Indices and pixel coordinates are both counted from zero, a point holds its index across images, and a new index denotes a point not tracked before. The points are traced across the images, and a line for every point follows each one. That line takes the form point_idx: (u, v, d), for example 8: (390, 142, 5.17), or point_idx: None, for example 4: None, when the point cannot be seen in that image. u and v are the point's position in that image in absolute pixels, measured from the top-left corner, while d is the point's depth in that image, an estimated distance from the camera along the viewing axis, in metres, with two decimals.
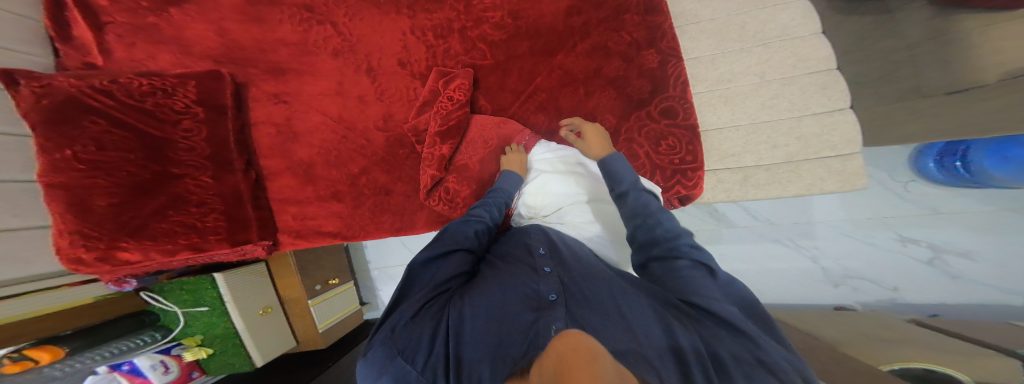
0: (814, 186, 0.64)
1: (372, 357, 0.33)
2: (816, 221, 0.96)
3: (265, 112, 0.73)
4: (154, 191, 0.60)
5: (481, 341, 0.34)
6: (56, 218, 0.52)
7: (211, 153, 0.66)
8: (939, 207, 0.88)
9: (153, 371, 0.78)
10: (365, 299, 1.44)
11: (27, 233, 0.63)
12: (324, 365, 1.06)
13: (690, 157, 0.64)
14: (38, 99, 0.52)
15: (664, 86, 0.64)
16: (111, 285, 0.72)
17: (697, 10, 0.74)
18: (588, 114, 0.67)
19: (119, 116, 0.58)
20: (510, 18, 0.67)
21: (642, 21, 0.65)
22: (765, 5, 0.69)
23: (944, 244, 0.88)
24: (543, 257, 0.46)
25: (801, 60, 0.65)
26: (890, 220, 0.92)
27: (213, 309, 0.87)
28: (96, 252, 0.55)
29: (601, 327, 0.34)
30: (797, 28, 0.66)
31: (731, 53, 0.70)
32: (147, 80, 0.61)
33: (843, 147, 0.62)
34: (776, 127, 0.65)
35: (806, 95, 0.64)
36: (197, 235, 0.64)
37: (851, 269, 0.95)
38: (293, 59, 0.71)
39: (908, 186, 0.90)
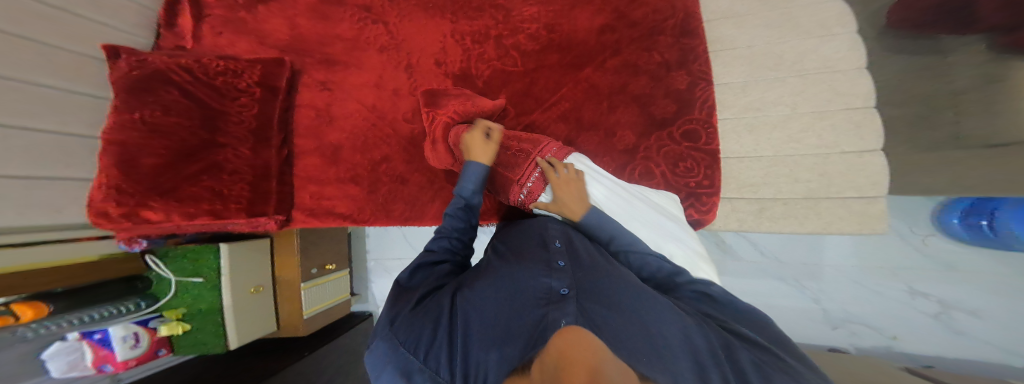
0: (832, 226, 0.64)
1: (378, 350, 0.39)
2: (825, 264, 1.03)
3: (309, 97, 0.80)
4: (195, 157, 0.67)
5: (485, 332, 0.38)
6: (103, 170, 0.61)
7: (254, 128, 0.73)
8: (957, 264, 0.92)
9: (123, 344, 0.77)
10: (356, 291, 1.56)
11: (67, 182, 0.68)
12: (300, 355, 1.06)
13: (706, 181, 0.70)
14: (133, 69, 0.66)
15: (691, 108, 0.69)
16: (121, 244, 0.75)
17: (735, 36, 0.72)
18: (609, 129, 0.73)
19: (190, 89, 0.68)
20: (545, 30, 0.75)
21: (675, 42, 0.70)
22: (808, 36, 0.65)
23: (956, 302, 0.91)
24: (557, 251, 0.50)
25: (838, 95, 0.62)
26: (899, 271, 0.97)
27: (207, 281, 0.89)
28: (124, 208, 0.62)
29: (612, 322, 0.35)
30: (840, 61, 0.61)
31: (763, 82, 0.69)
32: (224, 63, 0.72)
33: (870, 190, 0.60)
34: (800, 162, 0.66)
35: (838, 132, 0.62)
36: (220, 202, 0.69)
37: (852, 313, 1.01)
38: (345, 53, 0.80)
39: (926, 239, 0.94)
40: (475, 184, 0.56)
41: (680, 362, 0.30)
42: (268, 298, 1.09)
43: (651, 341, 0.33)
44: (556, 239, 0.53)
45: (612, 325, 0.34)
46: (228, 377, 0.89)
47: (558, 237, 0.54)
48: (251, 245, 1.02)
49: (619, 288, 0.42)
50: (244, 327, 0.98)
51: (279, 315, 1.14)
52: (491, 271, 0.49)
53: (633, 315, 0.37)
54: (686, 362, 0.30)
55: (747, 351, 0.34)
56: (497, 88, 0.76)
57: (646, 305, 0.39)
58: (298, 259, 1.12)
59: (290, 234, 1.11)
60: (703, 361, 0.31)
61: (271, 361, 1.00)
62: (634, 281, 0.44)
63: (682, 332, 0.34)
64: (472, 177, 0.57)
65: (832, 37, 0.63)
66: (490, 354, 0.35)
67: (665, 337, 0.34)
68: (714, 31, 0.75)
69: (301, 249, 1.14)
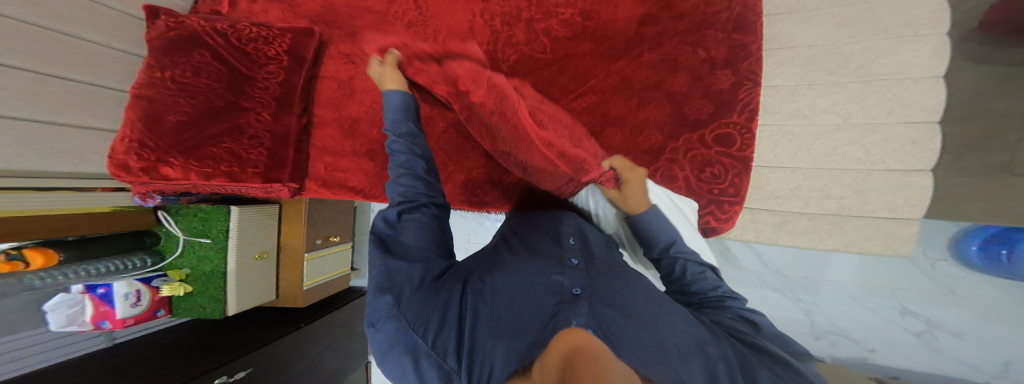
0: (854, 245, 0.64)
1: (384, 332, 0.37)
2: (825, 278, 1.00)
3: (334, 68, 0.82)
4: (219, 118, 0.68)
5: (495, 324, 0.37)
6: (129, 124, 0.62)
7: (278, 95, 0.74)
8: (957, 289, 0.88)
9: (123, 301, 0.76)
10: (358, 266, 1.56)
11: (92, 131, 0.70)
12: (297, 326, 1.06)
13: (732, 190, 0.68)
14: (170, 30, 0.68)
15: (729, 111, 0.66)
16: (135, 197, 0.75)
17: (796, 33, 0.67)
18: (636, 126, 0.73)
19: (221, 52, 0.69)
20: (580, 17, 0.73)
21: (726, 38, 0.66)
22: (888, 36, 0.58)
23: (943, 323, 0.87)
24: (571, 248, 0.49)
25: (903, 106, 0.56)
26: (899, 290, 0.92)
27: (214, 243, 0.91)
28: (145, 161, 0.63)
29: (621, 325, 0.34)
30: (915, 68, 0.55)
31: (819, 86, 0.64)
32: (255, 28, 0.73)
33: (904, 210, 0.58)
34: (838, 177, 0.62)
35: (889, 148, 0.58)
36: (236, 165, 0.69)
37: (837, 326, 0.97)
38: (373, 26, 0.80)
39: (936, 263, 0.89)
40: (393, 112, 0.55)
41: (685, 369, 0.29)
42: (270, 266, 1.09)
43: (661, 350, 0.31)
44: (570, 237, 0.52)
45: (619, 331, 0.33)
46: (222, 343, 0.89)
47: (574, 235, 0.53)
48: (261, 212, 1.02)
49: (635, 293, 0.41)
50: (245, 294, 0.98)
51: (279, 285, 1.14)
52: (503, 263, 0.48)
53: (642, 318, 0.36)
54: (699, 371, 0.28)
55: (765, 365, 0.31)
56: (522, 73, 0.77)
57: (658, 309, 0.37)
58: (304, 230, 1.12)
59: (299, 203, 1.11)
60: (713, 364, 0.29)
61: (269, 330, 1.00)
62: (650, 287, 0.43)
63: (694, 340, 0.32)
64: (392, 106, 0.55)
65: (916, 39, 0.55)
66: (499, 347, 0.34)
67: (679, 346, 0.32)
68: (774, 27, 0.70)
69: (307, 219, 1.13)
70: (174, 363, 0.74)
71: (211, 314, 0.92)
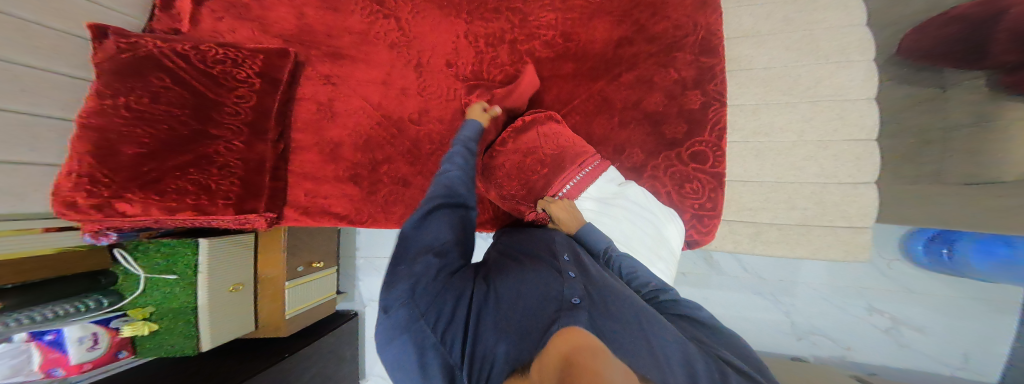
0: (819, 252, 0.69)
1: (394, 315, 0.36)
2: (799, 281, 1.08)
3: (312, 90, 0.78)
4: (183, 148, 0.63)
5: (498, 328, 0.36)
6: (76, 157, 0.55)
7: (251, 120, 0.69)
8: (912, 287, 1.00)
9: (78, 346, 0.71)
10: (342, 289, 1.49)
11: (31, 168, 0.63)
12: (282, 356, 0.99)
13: (710, 204, 0.72)
14: (121, 52, 0.62)
15: (700, 130, 0.70)
16: (87, 238, 0.67)
17: (753, 56, 0.72)
18: (618, 146, 0.75)
19: (184, 76, 0.64)
20: (561, 38, 0.74)
21: (694, 60, 0.69)
22: (826, 61, 0.65)
23: (905, 318, 1.01)
24: (567, 263, 0.48)
25: (844, 124, 0.63)
26: (866, 291, 1.04)
27: (182, 279, 0.83)
28: (96, 198, 0.57)
29: (618, 333, 0.33)
30: (852, 89, 0.62)
31: (774, 105, 0.70)
32: (222, 50, 0.68)
33: (856, 219, 0.64)
34: (799, 190, 0.68)
35: (839, 163, 0.64)
36: (205, 197, 0.64)
37: (817, 326, 1.08)
38: (352, 47, 0.77)
39: (892, 264, 1.02)
40: (471, 134, 0.60)
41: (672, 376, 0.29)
42: (246, 299, 1.01)
43: (654, 358, 0.30)
44: (565, 252, 0.51)
45: (618, 336, 0.33)
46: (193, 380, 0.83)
47: (566, 250, 0.52)
48: (236, 240, 0.95)
49: (625, 303, 0.40)
50: (220, 328, 0.91)
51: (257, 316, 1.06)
52: (506, 269, 0.46)
53: (633, 327, 0.36)
54: (683, 377, 0.29)
55: (736, 374, 0.31)
56: None
57: (646, 321, 0.37)
58: (285, 257, 1.07)
59: (277, 230, 1.05)
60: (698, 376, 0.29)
61: (248, 363, 0.94)
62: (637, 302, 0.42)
63: (681, 353, 0.32)
64: (468, 129, 0.60)
65: (848, 64, 0.63)
66: (500, 345, 0.33)
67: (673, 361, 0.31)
68: (734, 49, 0.74)
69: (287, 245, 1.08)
70: None
71: (182, 351, 0.85)
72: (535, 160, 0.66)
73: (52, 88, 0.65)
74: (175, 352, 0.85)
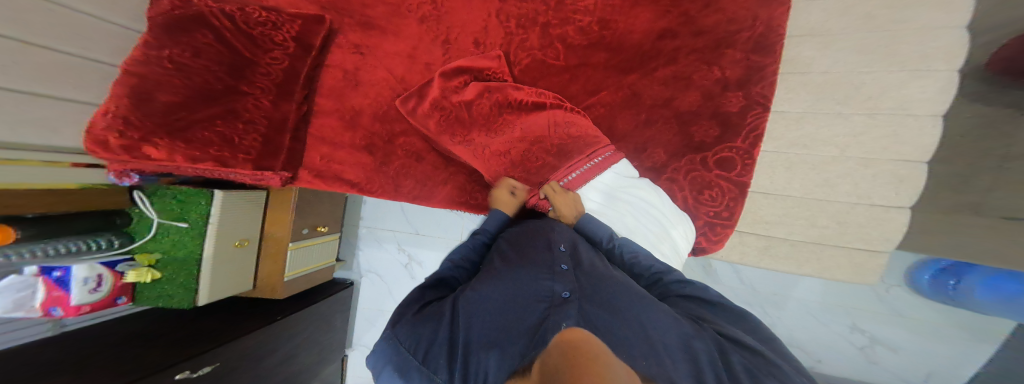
0: (825, 271, 0.73)
1: (379, 351, 0.39)
2: (791, 296, 1.10)
3: (341, 57, 0.79)
4: (215, 102, 0.66)
5: (482, 334, 0.37)
6: (117, 100, 0.58)
7: (280, 81, 0.72)
8: (903, 312, 1.01)
9: (82, 287, 0.70)
10: (342, 256, 1.49)
11: (70, 104, 0.66)
12: (272, 319, 0.98)
13: (726, 213, 0.72)
14: (177, 11, 0.67)
15: (733, 136, 0.70)
16: (112, 176, 0.70)
17: (814, 58, 0.69)
18: (640, 143, 0.75)
19: (226, 35, 0.68)
20: (598, 26, 0.73)
21: (743, 59, 0.68)
22: (901, 68, 0.61)
23: (883, 339, 1.03)
24: (561, 255, 0.50)
25: (896, 143, 0.62)
26: (854, 310, 1.05)
27: (192, 228, 0.84)
28: (126, 140, 0.58)
29: (613, 328, 0.34)
30: (917, 104, 0.60)
31: (826, 115, 0.68)
32: (265, 14, 0.72)
33: (877, 243, 0.68)
34: (825, 208, 0.70)
35: (877, 183, 0.65)
36: (228, 150, 0.66)
37: (795, 339, 1.10)
38: (384, 17, 0.78)
39: (890, 288, 1.01)
40: (495, 226, 0.62)
41: (677, 369, 0.29)
42: (250, 254, 1.03)
43: (655, 351, 0.31)
44: (560, 243, 0.53)
45: (612, 326, 0.35)
46: (191, 333, 0.83)
47: (563, 241, 0.54)
48: (247, 197, 0.98)
49: (620, 291, 0.41)
50: (219, 284, 0.92)
51: (257, 274, 1.08)
52: (494, 270, 0.48)
53: (630, 317, 0.36)
54: (688, 371, 0.29)
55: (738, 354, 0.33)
56: (533, 79, 0.76)
57: (644, 308, 0.38)
58: (292, 219, 1.07)
59: (289, 189, 1.06)
60: (701, 360, 0.30)
61: (241, 322, 0.93)
62: (633, 286, 0.43)
63: (679, 335, 0.34)
64: (494, 220, 0.62)
65: (928, 74, 0.59)
66: (493, 354, 0.33)
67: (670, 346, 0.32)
68: (795, 49, 0.71)
69: (296, 206, 1.08)
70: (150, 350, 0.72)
71: (179, 303, 0.85)
72: (545, 147, 0.67)
73: (96, 34, 0.69)
74: (171, 304, 0.85)
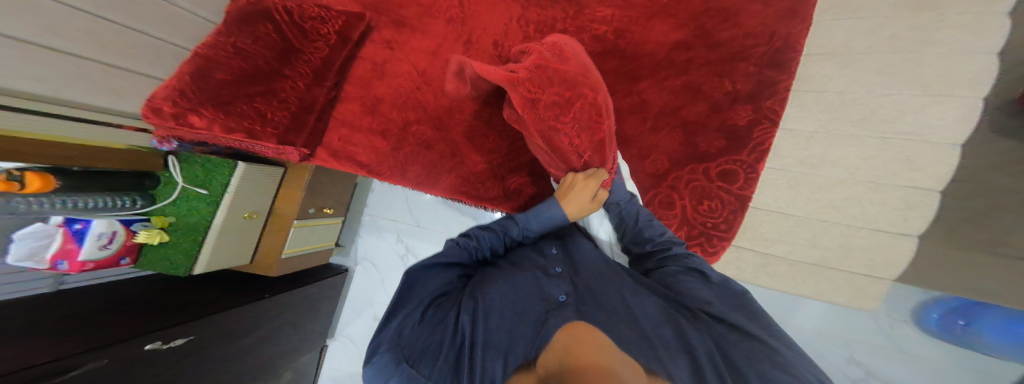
0: (823, 294, 0.69)
1: (378, 366, 0.36)
2: (789, 324, 0.97)
3: (372, 51, 0.88)
4: (260, 81, 0.73)
5: (494, 338, 0.38)
6: (179, 75, 0.67)
7: (317, 68, 0.80)
8: (905, 347, 0.88)
9: (94, 242, 0.72)
10: (342, 242, 1.49)
11: (143, 79, 0.76)
12: (260, 297, 0.97)
13: (724, 225, 0.71)
14: (246, 5, 0.79)
15: (740, 148, 0.69)
16: (154, 140, 0.77)
17: (831, 77, 0.67)
18: (644, 149, 0.78)
19: (281, 26, 0.78)
20: (613, 35, 0.77)
21: (757, 72, 0.69)
22: (923, 92, 0.58)
23: (881, 372, 0.91)
24: (554, 257, 0.52)
25: (911, 169, 0.58)
26: (852, 342, 0.93)
27: (210, 196, 0.90)
28: (177, 108, 0.65)
29: (611, 323, 0.37)
30: (935, 130, 0.56)
31: (837, 137, 0.66)
32: (316, 10, 0.82)
33: (881, 271, 0.63)
34: (829, 229, 0.66)
35: (884, 209, 0.60)
36: (260, 124, 0.72)
37: None
38: (416, 17, 0.86)
39: (895, 324, 0.88)
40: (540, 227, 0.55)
41: (676, 366, 0.31)
42: (256, 228, 1.06)
43: (652, 345, 0.34)
44: (552, 247, 0.55)
45: (611, 325, 0.36)
46: (182, 302, 0.83)
47: (554, 246, 0.56)
48: (267, 173, 1.02)
49: (614, 291, 0.44)
50: (218, 257, 0.94)
51: (259, 248, 1.10)
52: (490, 274, 0.48)
53: (627, 318, 0.39)
54: (686, 367, 0.31)
55: (732, 342, 0.34)
56: None
57: (638, 311, 0.40)
58: (301, 197, 1.09)
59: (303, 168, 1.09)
60: (697, 354, 0.33)
61: (232, 296, 0.93)
62: (625, 281, 0.47)
63: (676, 331, 0.37)
64: (541, 219, 0.55)
65: (946, 99, 0.55)
66: (500, 360, 0.35)
67: (668, 346, 0.35)
68: (810, 68, 0.70)
69: (306, 188, 1.10)
70: (147, 315, 0.73)
71: (177, 269, 0.88)
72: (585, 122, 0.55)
73: (180, 22, 0.80)
74: (170, 270, 0.87)
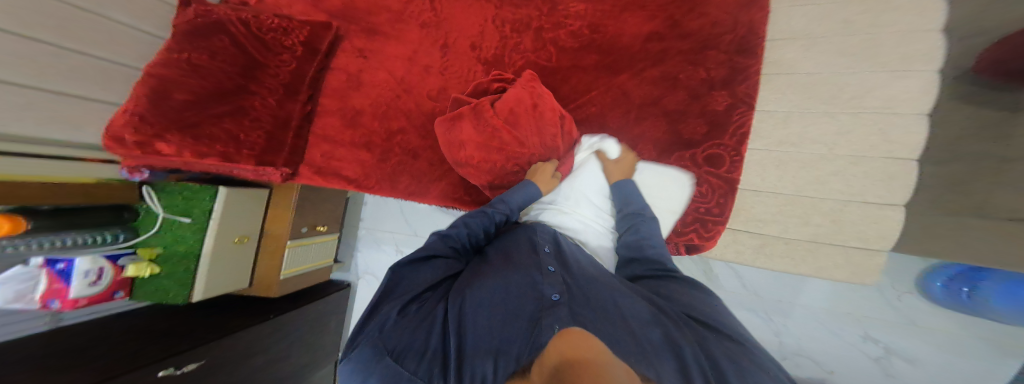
0: (823, 272, 0.67)
1: (360, 357, 0.36)
2: (797, 303, 1.07)
3: (345, 61, 0.85)
4: (225, 100, 0.70)
5: (479, 341, 0.38)
6: (134, 99, 0.63)
7: (287, 82, 0.77)
8: (918, 321, 0.96)
9: (83, 279, 0.70)
10: (341, 258, 1.50)
11: (90, 104, 0.70)
12: (266, 317, 0.99)
13: (717, 209, 0.71)
14: (196, 17, 0.72)
15: (721, 132, 0.70)
16: (124, 170, 0.74)
17: (797, 60, 0.70)
18: (631, 140, 0.76)
19: (240, 38, 0.73)
20: (589, 29, 0.77)
21: (727, 59, 0.70)
22: (882, 69, 0.61)
23: (899, 349, 0.98)
24: (547, 256, 0.52)
25: (889, 142, 0.59)
26: (865, 319, 1.01)
27: (194, 223, 0.87)
28: (139, 136, 0.62)
29: (598, 326, 0.37)
30: (903, 102, 0.59)
31: (810, 114, 0.67)
32: (276, 21, 0.78)
33: (876, 242, 0.61)
34: (818, 205, 0.66)
35: (868, 180, 0.61)
36: (233, 146, 0.69)
37: (800, 348, 1.06)
38: (388, 25, 0.84)
39: (902, 296, 0.97)
40: (521, 201, 0.61)
41: (662, 362, 0.31)
42: (249, 250, 1.05)
43: (638, 344, 0.34)
44: (546, 245, 0.55)
45: (599, 329, 0.36)
46: (175, 330, 0.82)
47: (549, 244, 0.56)
48: (252, 194, 1.01)
49: (602, 293, 0.44)
50: (214, 281, 0.93)
51: (256, 270, 1.10)
52: (479, 272, 0.49)
53: (613, 319, 0.39)
54: (672, 366, 0.31)
55: (719, 342, 0.35)
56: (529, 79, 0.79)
57: (626, 313, 0.40)
58: (291, 216, 1.09)
59: (290, 187, 1.09)
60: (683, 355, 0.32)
61: (231, 321, 0.92)
62: (612, 282, 0.47)
63: (661, 333, 0.36)
64: (523, 196, 0.62)
65: (908, 74, 0.59)
66: (486, 361, 0.34)
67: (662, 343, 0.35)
68: (778, 51, 0.72)
69: (297, 205, 1.11)
70: (143, 345, 0.72)
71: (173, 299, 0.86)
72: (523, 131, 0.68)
73: (122, 40, 0.74)
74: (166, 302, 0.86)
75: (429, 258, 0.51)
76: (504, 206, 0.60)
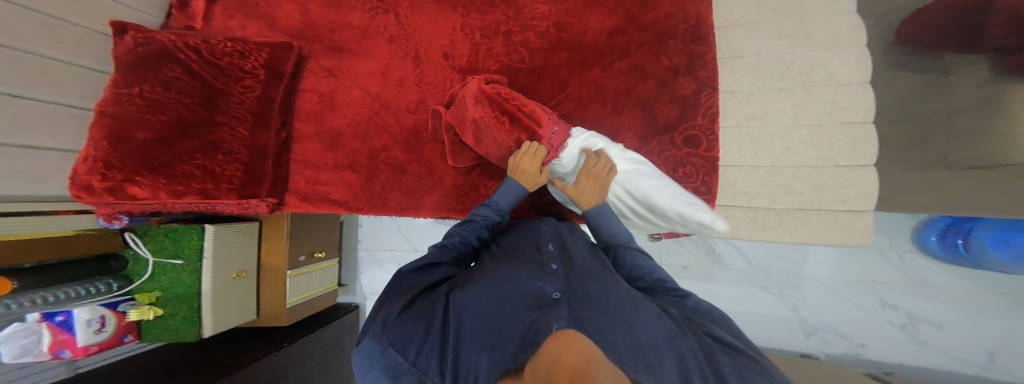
0: (819, 237, 0.64)
1: (365, 350, 0.41)
2: (806, 275, 1.17)
3: (314, 82, 0.82)
4: (190, 135, 0.66)
5: (481, 337, 0.43)
6: (91, 145, 0.59)
7: (255, 108, 0.72)
8: (928, 281, 1.07)
9: (87, 328, 0.69)
10: (342, 282, 1.54)
11: (53, 154, 0.67)
12: (281, 345, 1.02)
13: (704, 188, 0.67)
14: (138, 46, 0.66)
15: (693, 113, 0.68)
16: (99, 220, 0.72)
17: (745, 44, 0.71)
18: (612, 130, 0.74)
19: (195, 68, 0.69)
20: (555, 29, 0.76)
21: (685, 47, 0.69)
22: (818, 47, 0.63)
23: (921, 315, 1.07)
24: (550, 254, 0.55)
25: (840, 109, 0.60)
26: (874, 284, 1.11)
27: (186, 264, 0.87)
28: (110, 181, 0.60)
29: (599, 328, 0.42)
30: (848, 74, 0.59)
31: (769, 91, 0.67)
32: (230, 44, 0.72)
33: (857, 203, 0.58)
34: (795, 173, 0.64)
35: (834, 146, 0.60)
36: (210, 182, 0.66)
37: (824, 323, 1.16)
38: (353, 41, 0.81)
39: (903, 255, 1.08)
40: (508, 203, 0.63)
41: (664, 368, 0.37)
42: (250, 284, 1.06)
43: (637, 350, 0.39)
44: (550, 243, 0.58)
45: (599, 334, 0.41)
46: (190, 367, 0.85)
47: (553, 241, 0.59)
48: (241, 228, 1.00)
49: (610, 293, 0.47)
50: (220, 315, 0.94)
51: (261, 304, 1.12)
52: (484, 271, 0.52)
53: (615, 320, 0.43)
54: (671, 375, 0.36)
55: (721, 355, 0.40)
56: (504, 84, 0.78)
57: (633, 315, 0.43)
58: (286, 246, 1.10)
59: (280, 220, 1.09)
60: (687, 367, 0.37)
61: (237, 357, 0.93)
62: (624, 284, 0.49)
63: (664, 338, 0.40)
64: (507, 197, 0.63)
65: (843, 49, 0.60)
66: (483, 357, 0.41)
67: (648, 343, 0.40)
68: (725, 38, 0.73)
69: (289, 235, 1.12)
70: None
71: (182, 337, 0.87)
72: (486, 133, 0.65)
73: (70, 79, 0.69)
74: (178, 339, 0.88)
75: (432, 263, 0.54)
76: (490, 211, 0.62)
